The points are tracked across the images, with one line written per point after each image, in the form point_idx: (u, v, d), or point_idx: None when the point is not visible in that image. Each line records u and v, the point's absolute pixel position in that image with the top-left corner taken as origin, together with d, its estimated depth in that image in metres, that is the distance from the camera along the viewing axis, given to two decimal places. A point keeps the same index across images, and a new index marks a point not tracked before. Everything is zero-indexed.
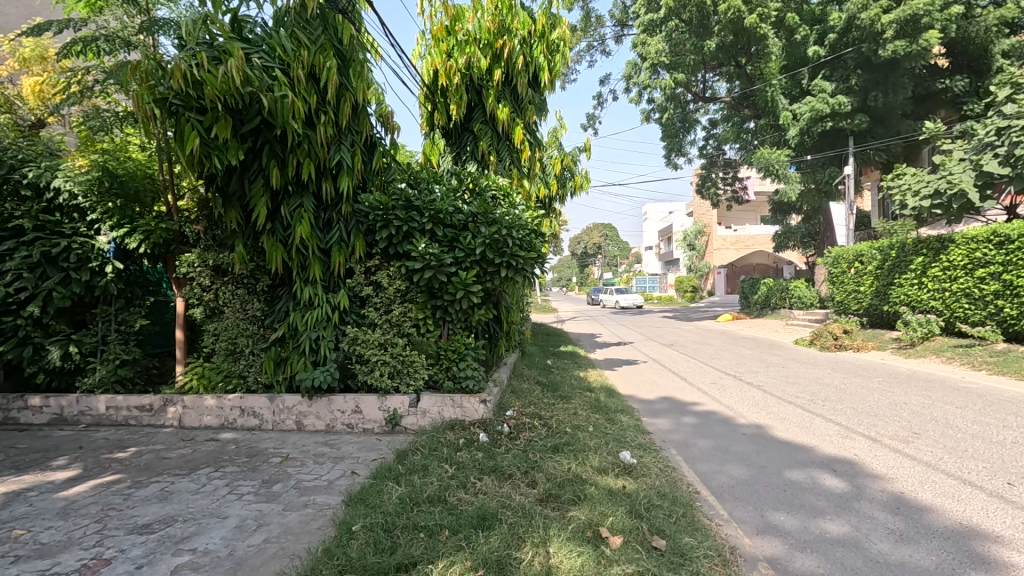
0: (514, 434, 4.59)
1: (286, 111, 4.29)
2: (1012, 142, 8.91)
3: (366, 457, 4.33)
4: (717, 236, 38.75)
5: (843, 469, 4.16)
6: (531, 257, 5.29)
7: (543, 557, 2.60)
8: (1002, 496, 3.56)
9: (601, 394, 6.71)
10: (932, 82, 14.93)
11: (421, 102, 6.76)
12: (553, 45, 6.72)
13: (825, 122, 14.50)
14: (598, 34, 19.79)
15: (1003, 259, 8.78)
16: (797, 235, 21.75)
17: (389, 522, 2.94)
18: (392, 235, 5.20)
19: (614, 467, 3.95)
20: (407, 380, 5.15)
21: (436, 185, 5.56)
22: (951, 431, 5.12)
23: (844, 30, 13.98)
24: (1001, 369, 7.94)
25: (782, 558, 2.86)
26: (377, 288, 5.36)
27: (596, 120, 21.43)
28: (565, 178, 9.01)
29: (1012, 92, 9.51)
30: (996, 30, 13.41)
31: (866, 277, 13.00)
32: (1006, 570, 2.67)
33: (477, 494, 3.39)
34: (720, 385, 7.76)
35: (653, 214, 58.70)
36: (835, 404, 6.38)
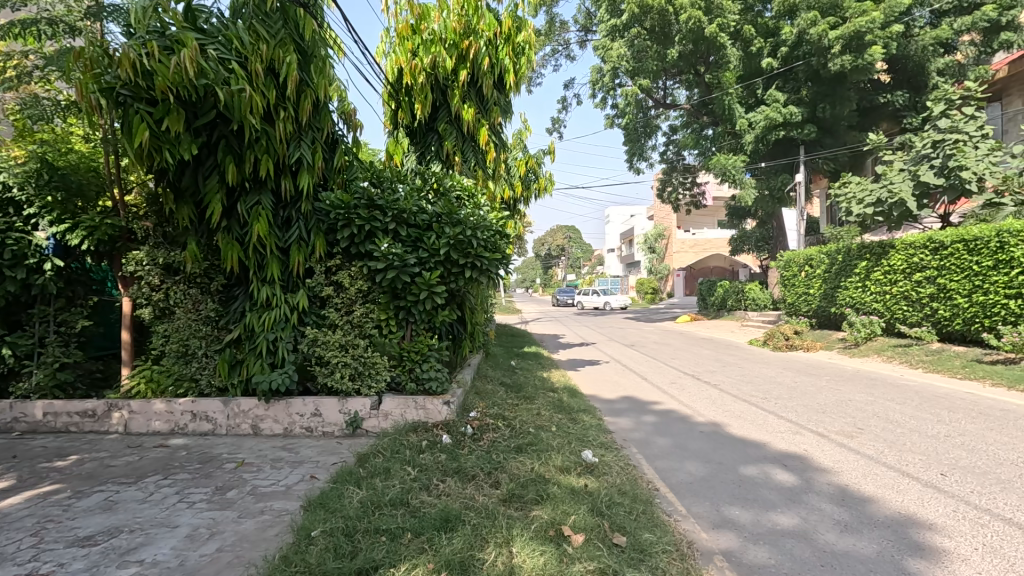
0: (478, 435, 4.57)
1: (243, 106, 4.14)
2: (946, 155, 9.62)
3: (326, 461, 4.23)
4: (676, 240, 39.69)
5: (793, 464, 4.35)
6: (496, 258, 5.31)
7: (506, 557, 2.61)
8: (936, 486, 3.80)
9: (564, 394, 6.80)
10: (874, 96, 15.75)
11: (384, 100, 6.69)
12: (518, 47, 6.74)
13: (778, 130, 15.17)
14: (562, 38, 20.00)
15: (938, 264, 9.35)
16: (751, 240, 22.53)
17: (350, 527, 2.89)
18: (354, 234, 5.12)
19: (576, 467, 4.00)
20: (369, 382, 5.07)
21: (400, 185, 5.46)
22: (891, 425, 5.42)
23: (795, 44, 14.50)
24: (936, 367, 8.46)
25: (736, 551, 2.97)
26: (339, 288, 5.26)
27: (561, 122, 21.67)
28: (529, 179, 9.09)
29: (945, 107, 10.10)
30: (932, 49, 14.23)
31: (815, 280, 13.61)
32: (939, 555, 2.86)
33: (439, 496, 3.36)
34: (679, 384, 7.98)
35: (615, 217, 59.58)
36: (787, 401, 6.66)
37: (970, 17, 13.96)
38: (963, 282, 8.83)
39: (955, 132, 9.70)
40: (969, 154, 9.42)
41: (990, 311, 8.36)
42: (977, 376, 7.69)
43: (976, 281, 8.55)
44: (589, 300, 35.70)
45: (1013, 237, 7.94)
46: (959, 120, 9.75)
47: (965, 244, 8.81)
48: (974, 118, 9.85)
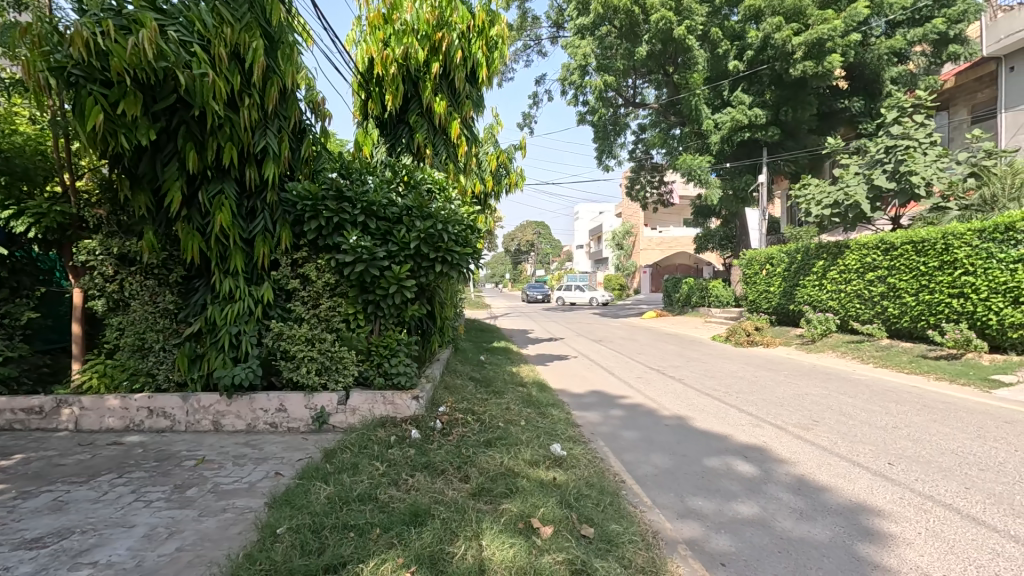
0: (447, 430, 4.55)
1: (205, 91, 4.00)
2: (898, 160, 10.09)
3: (291, 457, 4.15)
4: (643, 238, 40.35)
5: (754, 455, 4.50)
6: (466, 252, 5.30)
7: (476, 550, 2.61)
8: (884, 475, 4.01)
9: (533, 388, 6.85)
10: (834, 101, 16.35)
11: (353, 90, 6.57)
12: (491, 41, 6.66)
13: (743, 131, 15.66)
14: (534, 34, 19.98)
15: (888, 264, 9.82)
16: (715, 239, 23.13)
17: (318, 523, 2.84)
18: (322, 226, 5.00)
19: (545, 460, 4.04)
20: (336, 377, 4.99)
21: (369, 176, 5.37)
22: (845, 418, 5.68)
23: (760, 48, 14.85)
24: (885, 362, 8.89)
25: (699, 540, 3.06)
26: (305, 281, 5.15)
27: (532, 118, 21.71)
28: (500, 174, 9.11)
29: (898, 114, 10.51)
30: (887, 58, 14.83)
31: (775, 278, 14.08)
32: (887, 540, 3.01)
33: (408, 490, 3.34)
34: (644, 379, 8.14)
35: (584, 213, 60.03)
36: (748, 395, 6.88)
37: (922, 29, 14.62)
38: (911, 282, 9.29)
39: (907, 138, 10.15)
40: (918, 160, 9.89)
41: (935, 309, 8.83)
42: (922, 370, 8.12)
43: (923, 281, 9.01)
44: (572, 294, 35.38)
45: (957, 240, 8.38)
46: (910, 127, 10.19)
47: (913, 245, 9.25)
48: (925, 125, 10.34)
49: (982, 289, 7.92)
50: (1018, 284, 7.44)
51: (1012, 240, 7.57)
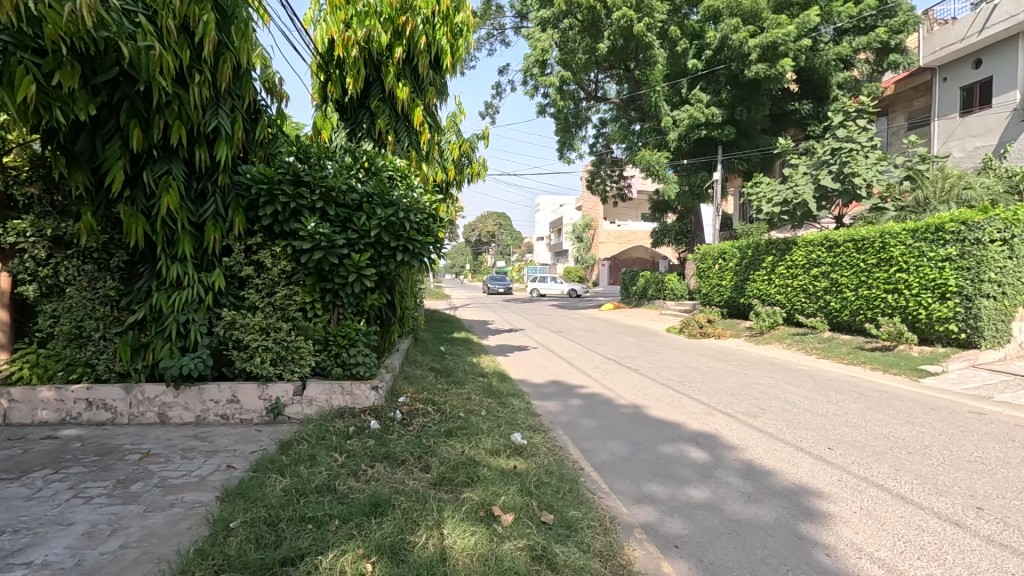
0: (407, 420, 4.52)
1: (151, 65, 3.75)
2: (842, 162, 10.62)
3: (244, 450, 4.02)
4: (602, 231, 40.97)
5: (705, 442, 4.69)
6: (428, 242, 5.24)
7: (437, 539, 2.61)
8: (825, 459, 4.25)
9: (493, 378, 6.89)
10: (785, 104, 17.01)
11: (312, 71, 6.36)
12: (456, 27, 6.49)
13: (699, 130, 16.03)
14: (497, 23, 19.84)
15: (832, 261, 10.34)
16: (671, 233, 23.78)
17: (274, 516, 2.77)
18: (277, 212, 4.83)
19: (505, 449, 4.08)
20: (292, 366, 4.86)
21: (329, 161, 5.20)
22: (789, 406, 5.98)
23: (717, 48, 15.33)
24: (827, 353, 9.40)
25: (654, 524, 3.17)
26: (259, 268, 4.98)
27: (494, 108, 21.61)
28: (462, 164, 9.04)
29: (843, 118, 11.04)
30: (835, 64, 15.51)
31: (727, 273, 14.61)
32: (827, 520, 3.20)
33: (368, 481, 3.30)
34: (602, 369, 8.31)
35: (545, 206, 60.41)
36: (700, 385, 7.14)
37: (866, 37, 15.35)
38: (852, 278, 9.83)
39: (851, 141, 10.71)
40: (860, 162, 10.45)
41: (872, 304, 9.38)
42: (859, 361, 8.63)
43: (863, 277, 9.54)
44: (546, 286, 35.40)
45: (893, 239, 8.89)
46: (854, 131, 10.75)
47: (854, 243, 9.77)
48: (867, 130, 10.90)
49: (914, 285, 8.48)
50: (945, 281, 8.00)
51: (941, 240, 8.10)
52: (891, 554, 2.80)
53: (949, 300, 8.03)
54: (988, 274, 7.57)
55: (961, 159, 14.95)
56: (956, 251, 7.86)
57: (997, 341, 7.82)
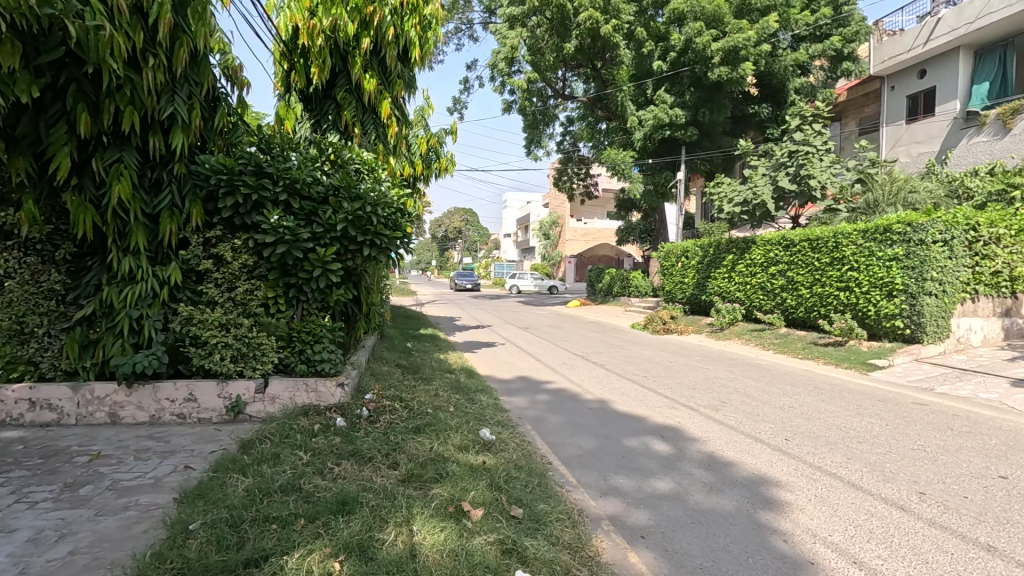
0: (374, 417, 4.45)
1: (101, 46, 3.55)
2: (799, 164, 11.03)
3: (203, 450, 3.88)
4: (569, 229, 41.28)
5: (669, 435, 4.81)
6: (396, 237, 5.16)
7: (407, 536, 2.59)
8: (782, 450, 4.42)
9: (461, 375, 6.86)
10: (745, 106, 17.50)
11: (274, 59, 6.17)
12: (425, 20, 6.35)
13: (664, 130, 16.30)
14: (465, 17, 19.73)
15: (788, 259, 10.75)
16: (636, 231, 24.21)
17: (235, 517, 2.69)
18: (238, 204, 4.67)
19: (474, 445, 4.07)
20: (253, 363, 4.72)
21: (292, 152, 5.06)
22: (749, 399, 6.19)
23: (682, 50, 15.64)
24: (783, 348, 9.78)
25: (621, 515, 3.23)
26: (219, 262, 4.81)
27: (462, 103, 21.50)
28: (429, 158, 8.96)
29: (799, 122, 11.46)
30: (792, 70, 16.08)
31: (689, 271, 14.97)
32: (783, 508, 3.33)
33: (335, 479, 3.24)
34: (569, 365, 8.40)
35: (512, 203, 60.49)
36: (664, 379, 7.30)
37: (822, 45, 15.98)
38: (807, 275, 10.24)
39: (807, 144, 11.14)
40: (816, 165, 10.87)
41: (825, 301, 9.80)
42: (813, 356, 9.01)
43: (817, 275, 9.95)
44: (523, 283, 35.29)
45: (846, 238, 9.29)
46: (810, 135, 11.18)
47: (809, 242, 10.17)
48: (822, 134, 11.33)
49: (863, 283, 8.90)
50: (893, 279, 8.43)
51: (889, 240, 8.53)
52: (843, 539, 2.94)
53: (895, 297, 8.46)
54: (931, 272, 8.01)
55: (907, 164, 15.72)
56: (902, 251, 8.29)
57: (938, 336, 8.30)
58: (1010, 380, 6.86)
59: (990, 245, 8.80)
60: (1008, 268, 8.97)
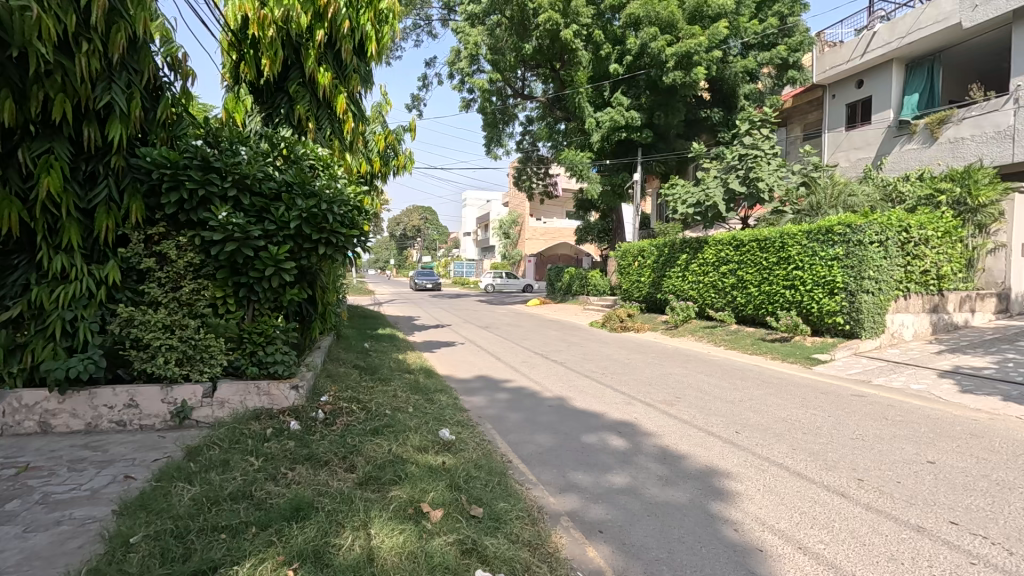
0: (330, 419, 4.34)
1: (28, 29, 3.36)
2: (748, 167, 11.45)
3: (145, 458, 3.68)
4: (528, 228, 41.48)
5: (625, 430, 4.91)
6: (353, 235, 5.01)
7: (364, 540, 2.54)
8: (733, 442, 4.59)
9: (420, 375, 6.79)
10: (697, 110, 18.02)
11: (222, 48, 5.93)
12: (381, 14, 6.22)
13: (621, 132, 16.65)
14: (424, 14, 19.55)
15: (738, 258, 11.17)
16: (595, 231, 24.58)
17: (182, 528, 2.57)
18: (183, 199, 4.46)
19: (434, 445, 4.03)
20: (200, 366, 4.51)
21: (242, 147, 4.86)
22: (702, 394, 6.40)
23: (637, 54, 15.97)
24: (733, 344, 10.16)
25: (580, 511, 3.28)
26: (162, 260, 4.57)
27: (420, 100, 21.28)
28: (388, 155, 8.84)
29: (749, 127, 11.92)
30: (741, 76, 16.69)
31: (645, 270, 15.32)
32: (734, 498, 3.46)
33: (288, 485, 3.13)
34: (529, 363, 8.46)
35: (472, 202, 60.36)
36: (622, 376, 7.44)
37: (769, 53, 16.68)
38: (755, 274, 10.67)
39: (755, 148, 11.59)
40: (763, 168, 11.32)
41: (772, 298, 10.24)
42: (761, 351, 9.41)
43: (765, 274, 10.39)
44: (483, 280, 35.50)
45: (791, 239, 9.74)
46: (759, 139, 11.61)
47: (757, 243, 10.60)
48: (769, 138, 11.79)
49: (807, 281, 9.36)
50: (833, 277, 8.93)
51: (830, 240, 9.00)
52: (789, 526, 3.08)
53: (837, 294, 8.94)
54: (868, 271, 8.51)
55: (847, 169, 16.58)
56: (843, 251, 8.79)
57: (875, 331, 8.80)
58: (937, 371, 7.37)
59: (920, 245, 9.41)
60: (935, 267, 9.63)
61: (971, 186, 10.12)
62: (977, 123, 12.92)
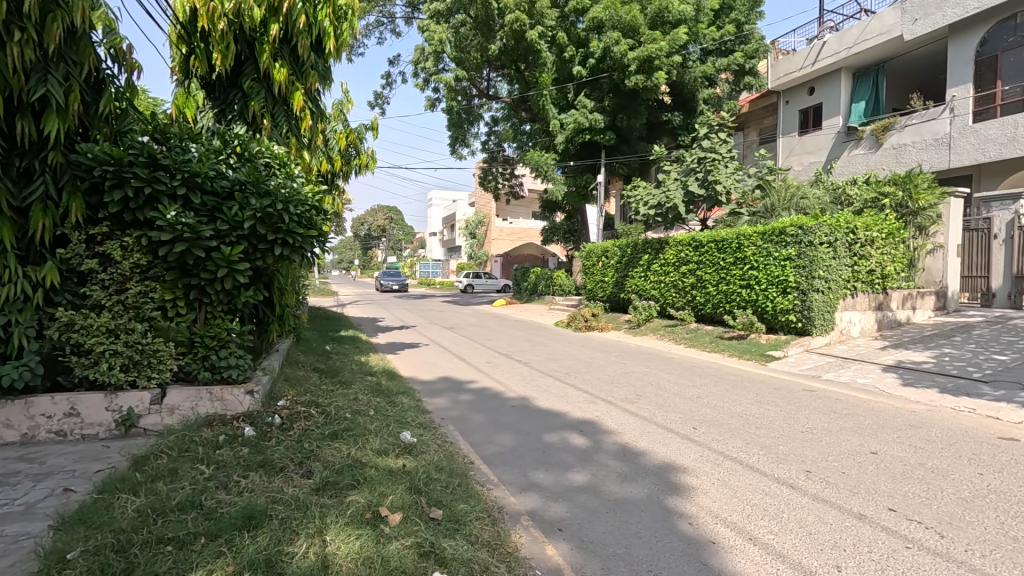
0: (287, 424, 4.24)
1: None
2: (706, 170, 11.78)
3: (88, 469, 3.51)
4: (495, 228, 41.44)
5: (586, 429, 4.97)
6: (311, 235, 4.87)
7: (319, 547, 2.49)
8: (690, 438, 4.71)
9: (383, 377, 6.70)
10: (659, 114, 18.37)
11: (171, 41, 5.70)
12: (340, 10, 6.10)
13: (584, 134, 16.87)
14: (387, 11, 19.31)
15: (697, 259, 11.47)
16: (561, 231, 24.78)
17: (124, 541, 2.46)
18: (128, 197, 4.28)
19: (394, 448, 3.99)
20: (148, 372, 4.33)
21: (192, 144, 4.68)
22: (662, 391, 6.55)
23: (601, 57, 16.21)
24: (693, 342, 10.43)
25: (540, 509, 3.30)
26: (106, 261, 4.37)
27: (384, 98, 21.01)
28: (349, 155, 8.70)
29: (707, 131, 12.26)
30: (701, 81, 17.13)
31: (609, 270, 15.55)
32: (689, 493, 3.55)
33: (241, 493, 3.04)
34: (493, 363, 8.46)
35: (438, 202, 59.93)
36: (584, 375, 7.54)
37: (727, 59, 17.17)
38: (713, 274, 10.98)
39: (713, 152, 11.94)
40: (721, 171, 11.67)
41: (729, 298, 10.57)
42: (719, 349, 9.70)
43: (723, 273, 10.70)
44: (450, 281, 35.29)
45: (747, 240, 10.08)
46: (717, 143, 11.95)
47: (715, 243, 10.92)
48: (727, 142, 12.14)
49: (763, 281, 9.71)
50: (786, 277, 9.30)
51: (783, 242, 9.36)
52: (741, 518, 3.18)
53: (789, 293, 9.31)
54: (818, 271, 8.88)
55: (799, 172, 17.24)
56: (795, 252, 9.15)
57: (825, 328, 9.16)
58: (881, 366, 7.76)
59: (866, 246, 9.89)
60: (880, 267, 10.13)
61: (913, 190, 10.71)
62: (918, 130, 13.68)
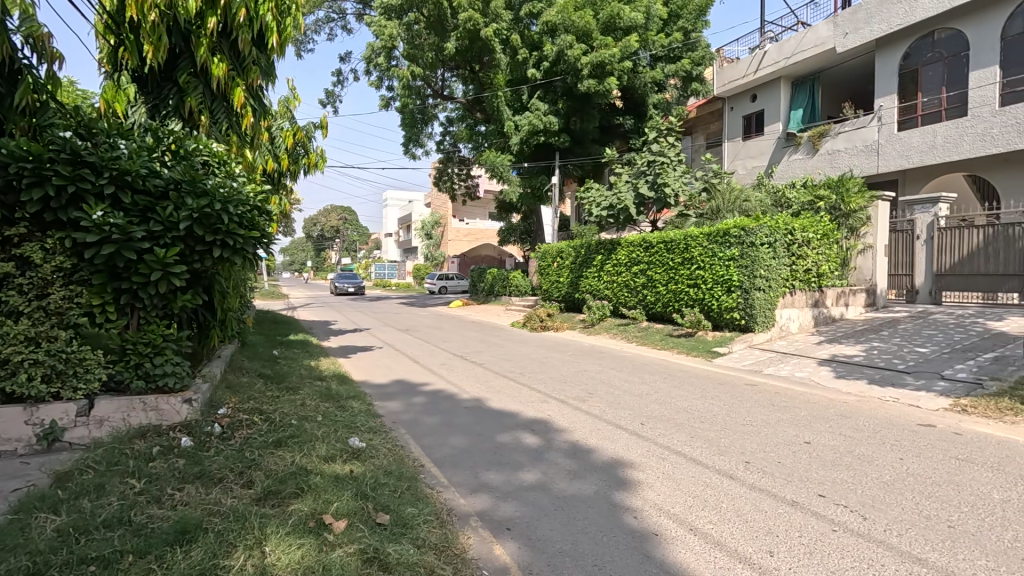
0: (228, 433, 4.07)
1: None
2: (656, 173, 12.13)
3: (2, 488, 3.26)
4: (451, 229, 41.16)
5: (538, 428, 5.03)
6: (253, 237, 4.70)
7: (258, 558, 2.42)
8: (638, 434, 4.83)
9: (333, 381, 6.54)
10: (612, 117, 18.76)
11: (97, 31, 5.37)
12: (283, 5, 5.92)
13: (539, 135, 17.03)
14: (337, 6, 18.82)
15: (648, 259, 11.78)
16: (517, 232, 24.88)
17: (41, 565, 2.30)
18: (49, 196, 4.00)
19: (342, 454, 3.90)
20: (74, 382, 4.07)
21: (122, 140, 4.43)
22: (613, 389, 6.69)
23: (554, 61, 16.38)
24: (644, 340, 10.71)
25: (489, 510, 3.31)
26: (25, 264, 4.07)
27: (336, 96, 20.51)
28: (297, 153, 8.47)
29: (656, 135, 12.62)
30: (650, 86, 17.60)
31: (564, 271, 15.74)
32: (636, 487, 3.64)
33: (175, 506, 2.90)
34: (447, 365, 8.42)
35: (393, 202, 59.03)
36: (539, 375, 7.61)
37: (675, 65, 17.68)
38: (663, 274, 11.31)
39: (662, 155, 12.30)
40: (669, 174, 12.05)
41: (678, 296, 10.91)
42: (669, 346, 10.00)
43: (672, 273, 11.04)
44: None
45: (694, 241, 10.44)
46: (665, 147, 12.33)
47: (664, 244, 11.26)
48: (674, 146, 12.54)
49: (709, 280, 10.11)
50: (730, 276, 9.70)
51: (727, 242, 9.76)
52: (683, 510, 3.29)
53: (733, 291, 9.71)
54: (759, 270, 9.30)
55: (743, 176, 17.99)
56: (738, 252, 9.56)
57: (766, 325, 9.58)
58: (817, 360, 8.20)
59: (803, 246, 10.43)
60: (816, 266, 10.70)
61: (844, 193, 11.39)
62: (850, 137, 14.55)
